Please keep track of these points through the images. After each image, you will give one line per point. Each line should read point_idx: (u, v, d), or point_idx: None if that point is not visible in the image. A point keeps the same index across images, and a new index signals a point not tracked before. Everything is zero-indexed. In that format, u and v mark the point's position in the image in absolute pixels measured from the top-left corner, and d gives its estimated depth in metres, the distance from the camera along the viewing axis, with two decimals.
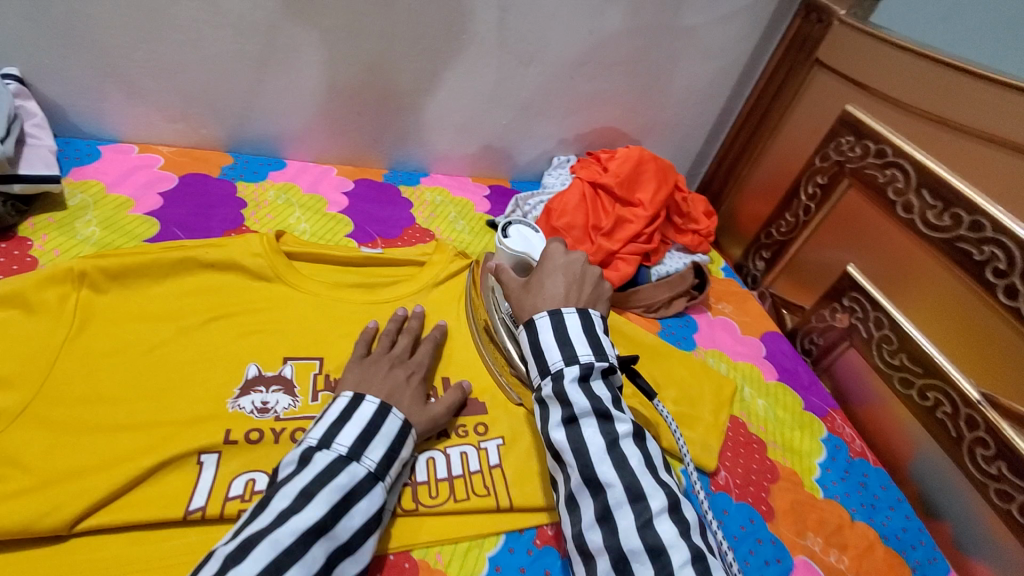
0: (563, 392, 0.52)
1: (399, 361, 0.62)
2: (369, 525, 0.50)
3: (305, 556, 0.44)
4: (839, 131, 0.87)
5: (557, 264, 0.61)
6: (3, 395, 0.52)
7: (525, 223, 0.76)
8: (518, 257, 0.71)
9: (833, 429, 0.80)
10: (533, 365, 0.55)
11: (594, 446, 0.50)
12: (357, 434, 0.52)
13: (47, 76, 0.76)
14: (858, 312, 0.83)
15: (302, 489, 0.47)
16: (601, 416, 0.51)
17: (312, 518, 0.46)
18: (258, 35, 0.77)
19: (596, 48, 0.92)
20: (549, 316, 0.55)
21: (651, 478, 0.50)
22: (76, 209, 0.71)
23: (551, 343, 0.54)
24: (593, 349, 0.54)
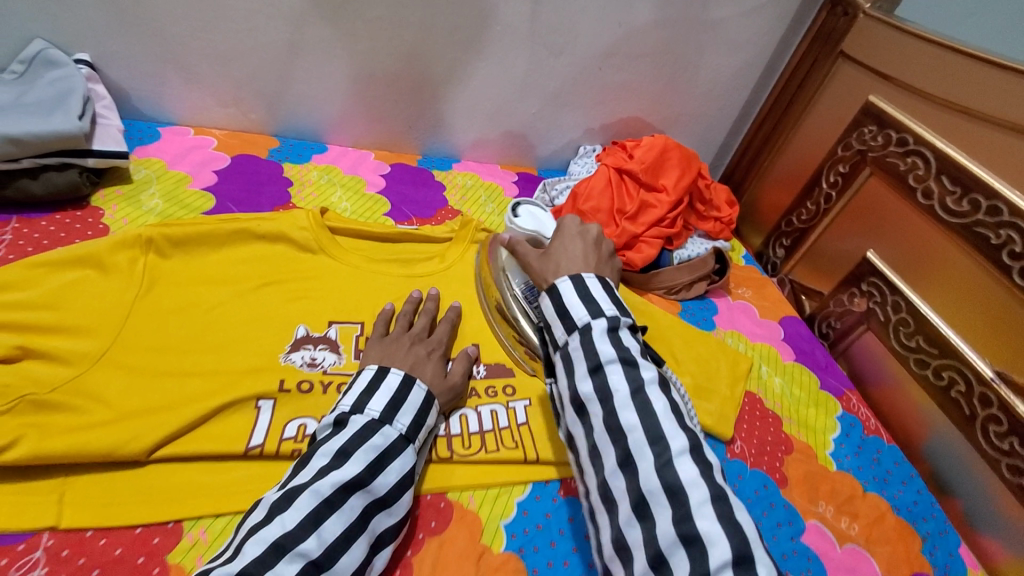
0: (588, 343, 0.50)
1: (418, 339, 0.65)
2: (403, 482, 0.53)
3: (344, 507, 0.48)
4: (862, 121, 0.89)
5: (572, 231, 0.62)
6: (84, 341, 0.57)
7: (534, 204, 0.84)
8: (529, 232, 0.78)
9: (848, 408, 0.83)
10: (559, 322, 0.53)
11: (618, 392, 0.48)
12: (387, 400, 0.55)
13: (115, 62, 0.82)
14: (876, 297, 0.85)
15: (340, 448, 0.50)
16: (627, 362, 0.49)
17: (349, 473, 0.49)
18: (308, 25, 0.83)
19: (623, 41, 0.95)
20: (571, 280, 0.55)
21: (673, 421, 0.47)
22: (141, 183, 0.77)
23: (576, 301, 0.53)
24: (616, 305, 0.53)
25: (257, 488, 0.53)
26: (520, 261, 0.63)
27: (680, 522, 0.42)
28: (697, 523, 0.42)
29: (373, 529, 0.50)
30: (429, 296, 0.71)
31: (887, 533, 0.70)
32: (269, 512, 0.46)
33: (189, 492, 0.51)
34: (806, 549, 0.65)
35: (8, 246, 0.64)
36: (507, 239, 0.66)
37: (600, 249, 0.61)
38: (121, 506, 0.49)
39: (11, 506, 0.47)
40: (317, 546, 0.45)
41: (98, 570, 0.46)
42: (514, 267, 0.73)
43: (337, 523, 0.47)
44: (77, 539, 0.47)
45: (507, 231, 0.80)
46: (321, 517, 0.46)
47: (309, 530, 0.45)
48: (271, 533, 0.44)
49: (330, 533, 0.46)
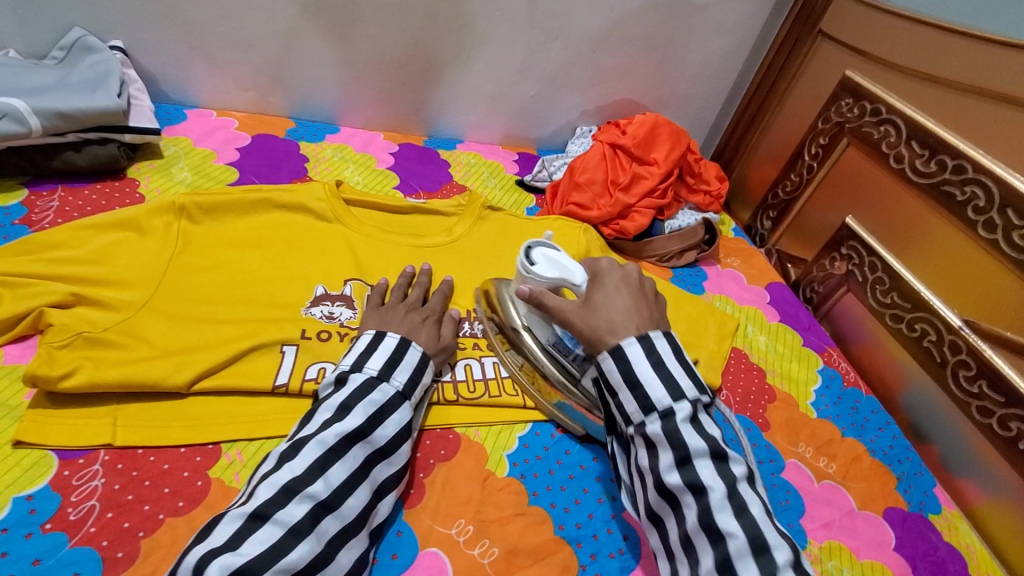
0: (673, 432, 0.50)
1: (414, 308, 0.67)
2: (402, 434, 0.56)
3: (347, 455, 0.51)
4: (840, 95, 0.95)
5: (614, 279, 0.62)
6: (129, 292, 0.63)
7: (545, 243, 0.67)
8: (555, 282, 0.63)
9: (829, 362, 0.89)
10: (629, 395, 0.53)
11: (712, 489, 0.48)
12: (385, 359, 0.57)
13: (145, 49, 0.89)
14: (855, 259, 0.91)
15: (342, 403, 0.53)
16: (717, 457, 0.49)
17: (351, 425, 0.52)
18: (323, 12, 0.89)
19: (616, 24, 1.01)
20: (640, 342, 0.55)
21: (773, 529, 0.47)
22: (170, 158, 0.84)
23: (652, 377, 0.53)
24: (694, 384, 0.53)
25: (286, 417, 0.59)
26: (557, 310, 0.61)
27: None
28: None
29: (375, 477, 0.53)
30: (422, 270, 0.74)
31: (864, 472, 0.75)
32: (278, 460, 0.49)
33: (224, 418, 0.58)
34: (785, 483, 0.71)
35: (56, 212, 0.71)
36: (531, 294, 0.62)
37: (644, 295, 0.62)
38: (167, 428, 0.55)
39: (72, 426, 0.53)
40: (325, 489, 0.48)
41: (149, 480, 0.52)
42: (538, 319, 0.65)
43: (342, 469, 0.50)
44: (129, 455, 0.53)
45: (524, 282, 0.65)
46: (327, 463, 0.49)
47: (316, 474, 0.48)
48: (282, 477, 0.48)
49: (336, 478, 0.49)
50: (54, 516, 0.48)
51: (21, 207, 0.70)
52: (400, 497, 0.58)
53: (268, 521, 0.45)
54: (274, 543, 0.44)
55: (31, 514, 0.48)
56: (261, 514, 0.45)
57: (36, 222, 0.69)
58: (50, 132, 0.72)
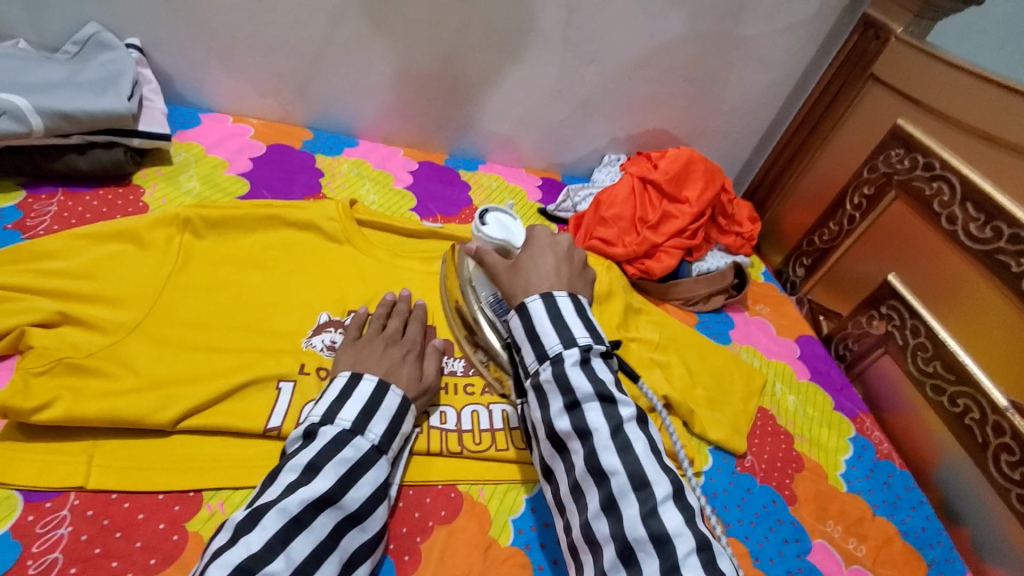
0: (563, 377, 0.51)
1: (393, 341, 0.63)
2: (376, 495, 0.51)
3: (312, 525, 0.46)
4: (890, 143, 0.90)
5: (543, 242, 0.62)
6: (120, 312, 0.59)
7: (503, 210, 0.72)
8: (499, 244, 0.67)
9: (862, 430, 0.83)
10: (528, 347, 0.54)
11: (598, 431, 0.49)
12: (360, 409, 0.53)
13: (163, 48, 0.85)
14: (895, 320, 0.85)
15: (309, 462, 0.49)
16: (604, 399, 0.51)
17: (319, 489, 0.47)
18: (349, 22, 0.85)
19: (655, 53, 0.97)
20: (542, 299, 0.55)
21: (655, 465, 0.49)
22: (180, 165, 0.80)
23: (547, 327, 0.53)
24: (589, 332, 0.54)
25: None
26: (488, 271, 0.62)
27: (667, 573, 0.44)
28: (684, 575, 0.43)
29: (344, 547, 0.48)
30: (401, 295, 0.69)
31: (894, 558, 0.69)
32: (233, 533, 0.43)
33: (209, 463, 0.52)
34: (811, 566, 0.65)
35: (53, 217, 0.67)
36: (475, 251, 0.63)
37: (572, 262, 0.61)
38: (146, 471, 0.50)
39: (42, 463, 0.48)
40: (287, 566, 0.43)
41: (121, 531, 0.47)
42: (482, 278, 0.68)
43: (305, 543, 0.45)
44: (102, 501, 0.48)
45: (473, 241, 0.68)
46: (289, 536, 0.44)
47: (277, 550, 0.44)
48: (236, 556, 0.42)
49: (299, 552, 0.44)
50: (12, 568, 0.43)
51: (16, 210, 0.66)
52: (392, 564, 0.53)
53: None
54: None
55: None
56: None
57: (30, 228, 0.65)
58: (53, 133, 0.68)
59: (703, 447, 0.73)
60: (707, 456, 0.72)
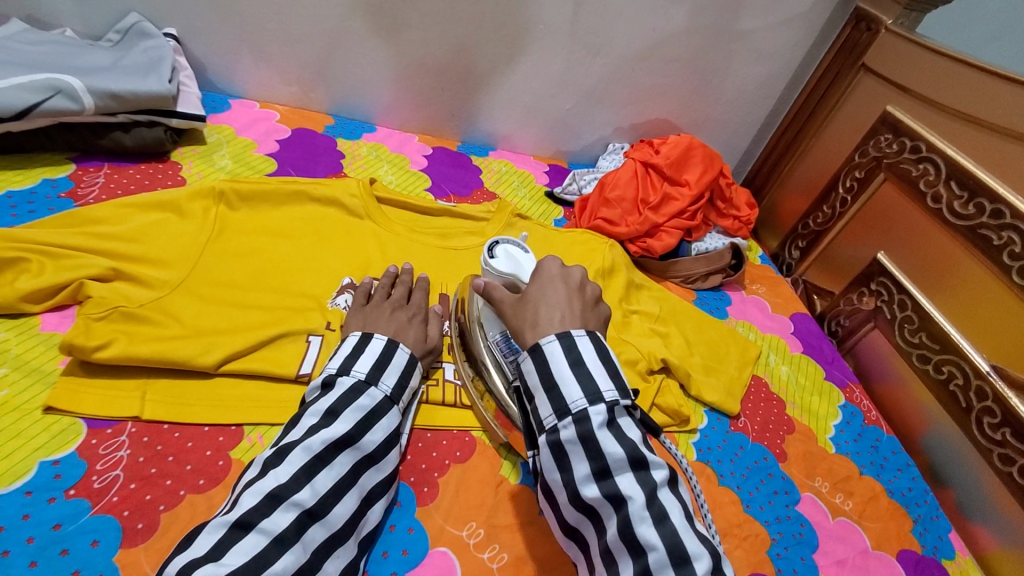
0: (589, 440, 0.46)
1: (399, 306, 0.67)
2: (390, 440, 0.56)
3: (333, 462, 0.50)
4: (880, 129, 0.95)
5: (552, 272, 0.57)
6: (165, 270, 0.65)
7: (513, 241, 0.68)
8: (506, 278, 0.63)
9: (851, 399, 0.87)
10: (546, 399, 0.48)
11: (631, 500, 0.45)
12: (373, 362, 0.57)
13: (197, 38, 0.92)
14: (884, 296, 0.90)
15: (328, 408, 0.53)
16: (636, 464, 0.46)
17: (338, 432, 0.51)
18: (370, 13, 0.91)
19: (657, 45, 1.02)
20: (559, 339, 0.49)
21: (693, 534, 0.45)
22: (213, 145, 0.86)
23: (567, 377, 0.48)
24: (614, 384, 0.48)
25: None
26: (497, 307, 0.58)
27: None
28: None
29: (362, 485, 0.52)
30: (405, 268, 0.72)
31: (880, 512, 0.74)
32: (262, 468, 0.48)
33: (248, 401, 0.58)
34: (800, 516, 0.70)
35: (102, 188, 0.73)
36: (482, 285, 0.60)
37: (584, 294, 0.56)
38: (193, 406, 0.56)
39: (102, 396, 0.54)
40: (311, 496, 0.48)
41: (173, 455, 0.53)
42: (489, 315, 0.65)
43: (327, 477, 0.49)
44: (156, 430, 0.54)
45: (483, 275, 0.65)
46: (313, 470, 0.49)
47: (302, 482, 0.48)
48: (266, 485, 0.47)
49: (322, 485, 0.49)
50: (79, 482, 0.49)
51: (68, 180, 0.73)
52: (413, 495, 0.58)
53: (252, 530, 0.44)
54: (258, 552, 0.43)
55: (56, 479, 0.49)
56: (245, 523, 0.44)
57: (81, 197, 0.71)
58: (102, 111, 0.74)
59: (699, 409, 0.78)
60: (703, 416, 0.77)
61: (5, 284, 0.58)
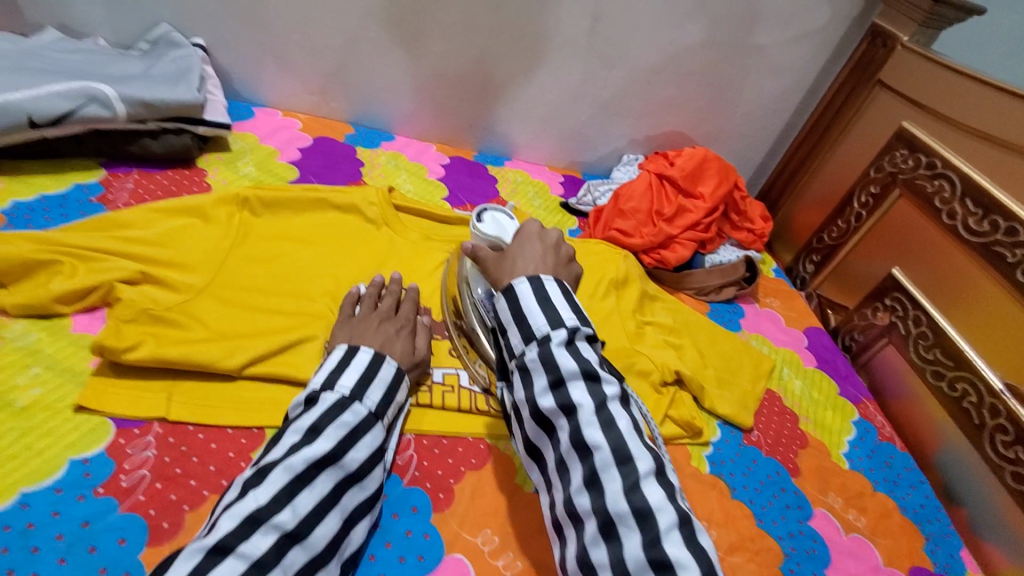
0: (548, 356, 0.49)
1: (387, 318, 0.65)
2: (374, 457, 0.55)
3: (315, 483, 0.49)
4: (895, 145, 0.95)
5: (531, 233, 0.60)
6: (191, 274, 0.66)
7: (501, 210, 0.73)
8: (490, 240, 0.67)
9: (865, 415, 0.87)
10: (513, 327, 0.52)
11: (583, 407, 0.48)
12: (357, 377, 0.56)
13: (224, 48, 0.94)
14: (898, 311, 0.90)
15: (310, 426, 0.52)
16: (589, 377, 0.49)
17: (320, 450, 0.50)
18: (392, 26, 0.93)
19: (673, 58, 1.03)
20: (529, 281, 0.53)
21: (638, 442, 0.48)
22: (237, 152, 0.88)
23: (534, 307, 0.52)
24: (576, 314, 0.52)
25: None
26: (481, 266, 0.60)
27: (648, 546, 0.43)
28: (666, 548, 0.43)
29: (345, 504, 0.51)
30: (392, 277, 0.70)
31: (892, 529, 0.73)
32: (242, 488, 0.47)
33: (270, 406, 0.59)
34: (812, 531, 0.70)
35: (130, 193, 0.75)
36: (468, 247, 0.61)
37: (558, 252, 0.59)
38: (217, 409, 0.57)
39: (130, 397, 0.56)
40: (291, 518, 0.46)
41: (198, 457, 0.54)
42: (476, 273, 0.70)
43: (309, 498, 0.48)
44: (181, 431, 0.56)
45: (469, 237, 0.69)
46: (294, 491, 0.48)
47: (283, 503, 0.47)
48: (246, 507, 0.46)
49: (303, 506, 0.48)
50: (107, 481, 0.50)
51: (99, 185, 0.75)
52: (429, 501, 0.59)
53: (231, 554, 0.42)
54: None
55: (85, 477, 0.50)
56: (224, 547, 0.43)
57: (111, 202, 0.73)
58: (133, 119, 0.76)
59: (713, 421, 0.78)
60: (716, 429, 0.77)
61: (38, 286, 0.60)
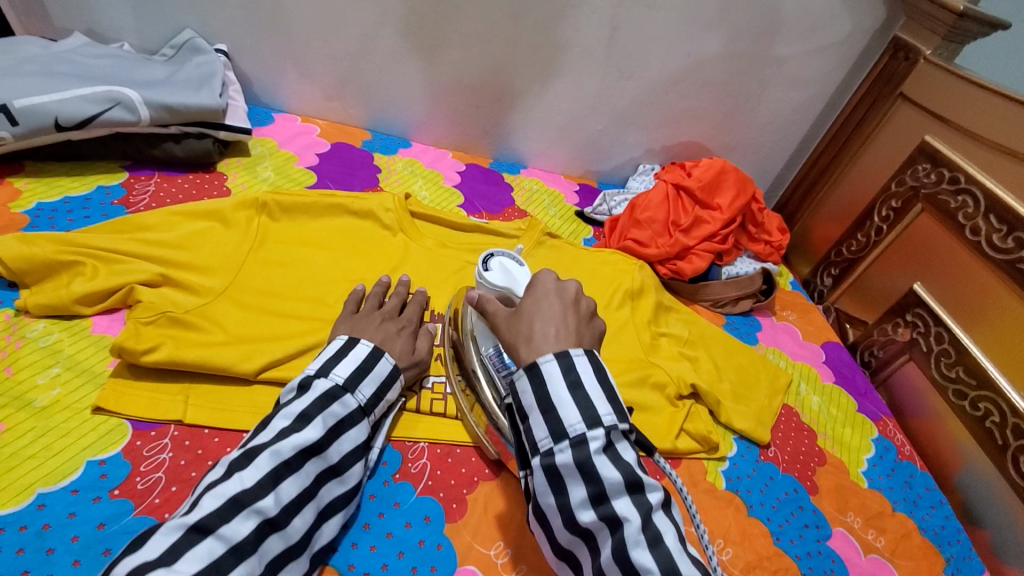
0: (587, 465, 0.45)
1: (389, 317, 0.65)
2: (356, 452, 0.55)
3: (301, 470, 0.49)
4: (918, 159, 0.93)
5: (547, 287, 0.56)
6: (210, 277, 0.67)
7: (509, 255, 0.72)
8: (500, 291, 0.67)
9: (884, 432, 0.86)
10: (540, 420, 0.48)
11: (628, 521, 0.44)
12: (353, 368, 0.56)
13: (246, 55, 0.96)
14: (920, 328, 0.88)
15: (302, 412, 0.51)
16: (632, 487, 0.45)
17: (309, 438, 0.50)
18: (412, 33, 0.94)
19: (692, 69, 1.03)
20: (558, 360, 0.49)
21: (686, 557, 0.44)
22: (256, 157, 0.89)
23: (567, 401, 0.47)
24: (613, 407, 0.48)
25: None
26: (489, 320, 0.58)
27: None
28: None
29: (322, 497, 0.51)
30: (400, 281, 0.71)
31: (913, 551, 0.71)
32: (227, 469, 0.46)
33: None
34: (830, 551, 0.68)
35: (151, 196, 0.76)
36: (476, 297, 0.60)
37: (578, 308, 0.55)
38: (233, 412, 0.57)
39: (147, 398, 0.56)
40: (274, 505, 0.46)
41: (213, 460, 0.54)
42: (483, 329, 0.64)
43: (293, 485, 0.48)
44: (196, 434, 0.56)
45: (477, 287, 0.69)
46: (279, 476, 0.47)
47: (267, 489, 0.46)
48: (230, 489, 0.45)
49: (287, 494, 0.47)
50: (123, 483, 0.51)
51: (121, 188, 0.76)
52: (442, 511, 0.58)
53: (210, 535, 0.42)
54: (213, 560, 0.41)
55: (102, 479, 0.50)
56: (203, 527, 0.42)
57: (133, 204, 0.74)
58: (156, 123, 0.78)
59: (728, 436, 0.77)
60: (732, 444, 0.76)
61: (60, 287, 0.60)
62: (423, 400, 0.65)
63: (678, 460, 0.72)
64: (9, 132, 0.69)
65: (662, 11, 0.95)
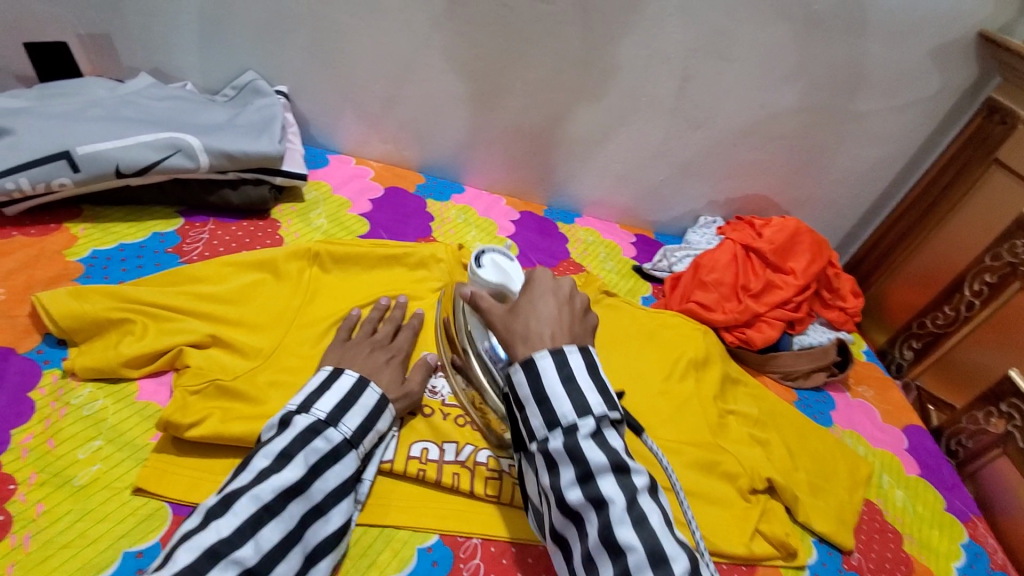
0: (575, 449, 0.43)
1: (379, 345, 0.63)
2: (343, 487, 0.51)
3: (282, 513, 0.46)
4: (1016, 232, 0.85)
5: (546, 283, 0.52)
6: (258, 337, 0.63)
7: (498, 249, 0.65)
8: (493, 286, 0.59)
9: (975, 536, 0.76)
10: (535, 410, 0.45)
11: (613, 502, 0.42)
12: (336, 401, 0.53)
13: (307, 97, 0.95)
14: (1016, 420, 0.79)
15: (281, 450, 0.48)
16: (620, 468, 0.43)
17: (290, 478, 0.47)
18: (473, 79, 0.91)
19: (765, 122, 0.97)
20: (553, 355, 0.46)
21: (673, 539, 0.42)
22: (310, 204, 0.87)
23: (559, 390, 0.44)
24: (606, 398, 0.46)
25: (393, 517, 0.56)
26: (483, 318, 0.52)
27: None
28: None
29: (307, 541, 0.47)
30: (396, 302, 0.69)
31: None
32: (203, 519, 0.43)
33: None
34: None
35: (205, 244, 0.74)
36: (469, 293, 0.54)
37: (575, 305, 0.51)
38: None
39: (189, 479, 0.52)
40: (254, 554, 0.43)
41: None
42: (477, 323, 0.65)
43: (275, 530, 0.45)
44: None
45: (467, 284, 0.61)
46: (260, 522, 0.44)
47: (247, 536, 0.43)
48: (207, 539, 0.42)
49: (267, 541, 0.44)
50: None
51: (175, 235, 0.74)
52: None
53: None
54: None
55: None
56: None
57: (186, 253, 0.72)
58: (214, 169, 0.76)
59: (806, 538, 0.70)
60: (810, 549, 0.68)
61: (109, 347, 0.58)
62: (478, 481, 0.59)
63: (753, 566, 0.65)
64: (70, 178, 0.69)
65: (737, 63, 0.90)
